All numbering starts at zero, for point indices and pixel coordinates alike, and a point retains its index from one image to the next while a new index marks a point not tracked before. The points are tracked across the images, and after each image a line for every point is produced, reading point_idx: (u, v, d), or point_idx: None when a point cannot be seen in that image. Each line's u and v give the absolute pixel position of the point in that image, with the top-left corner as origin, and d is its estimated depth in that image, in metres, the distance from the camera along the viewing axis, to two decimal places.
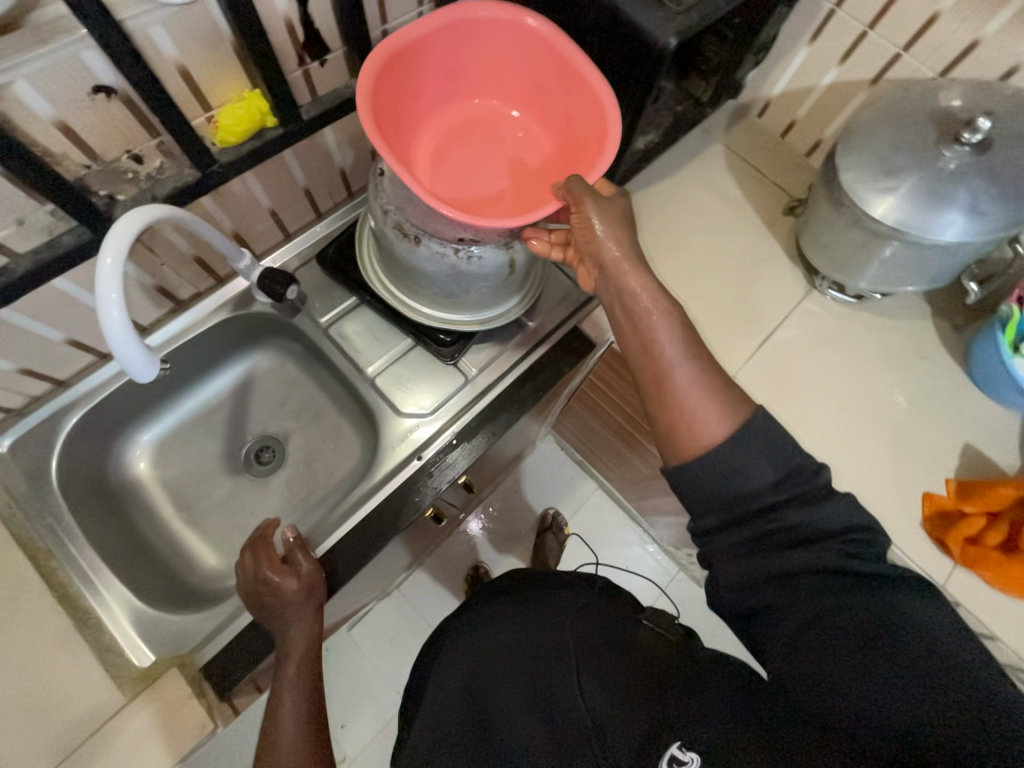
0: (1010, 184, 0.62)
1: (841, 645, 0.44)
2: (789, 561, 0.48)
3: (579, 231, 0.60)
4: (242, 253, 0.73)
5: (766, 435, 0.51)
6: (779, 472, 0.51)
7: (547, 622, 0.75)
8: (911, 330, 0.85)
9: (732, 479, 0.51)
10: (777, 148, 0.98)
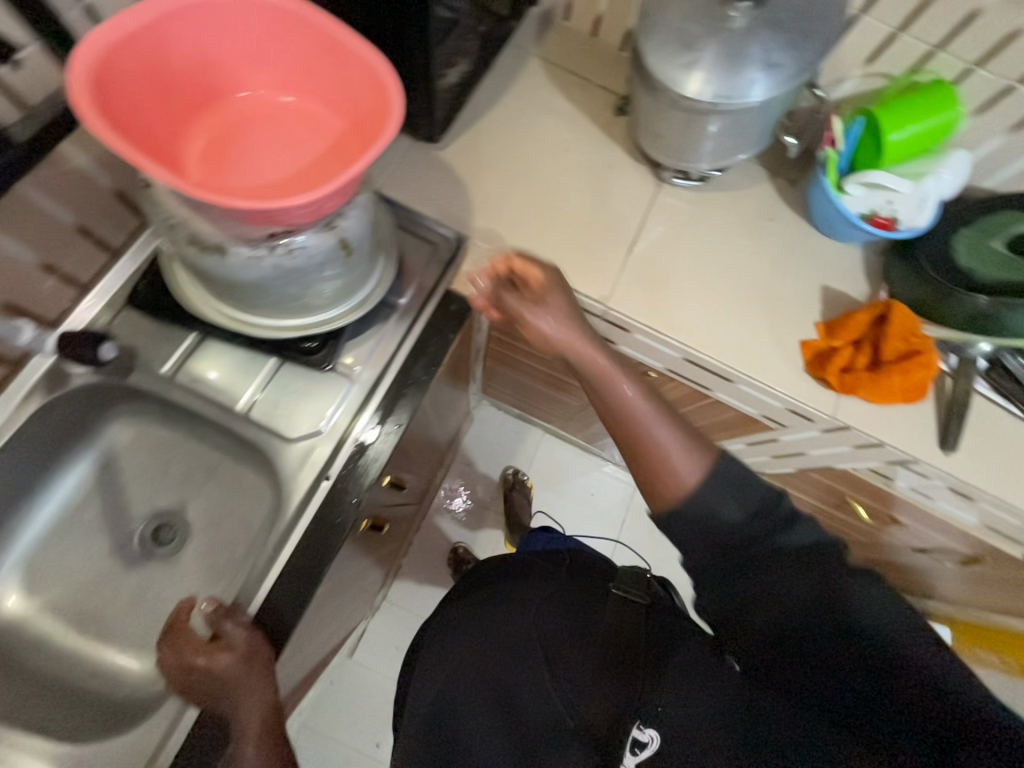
0: (791, 31, 0.64)
1: (812, 649, 0.54)
2: (766, 577, 0.55)
3: (531, 337, 0.67)
4: (19, 327, 0.65)
5: (736, 477, 0.57)
6: (753, 508, 0.56)
7: (511, 619, 0.79)
8: (755, 196, 0.90)
9: (711, 528, 0.56)
10: (592, 48, 0.95)
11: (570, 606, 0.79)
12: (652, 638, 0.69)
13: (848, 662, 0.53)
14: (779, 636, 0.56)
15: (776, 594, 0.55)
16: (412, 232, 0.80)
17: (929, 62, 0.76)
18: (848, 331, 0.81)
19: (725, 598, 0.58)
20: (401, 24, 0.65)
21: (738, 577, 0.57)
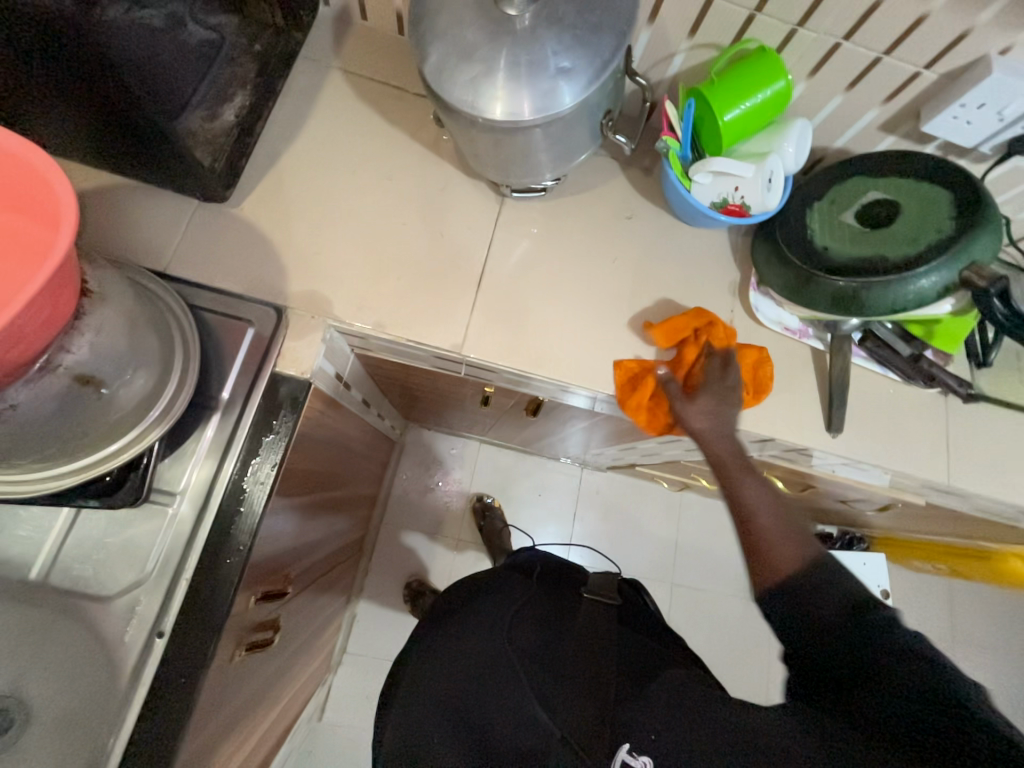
0: (580, 25, 0.55)
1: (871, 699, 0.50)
2: (859, 675, 0.51)
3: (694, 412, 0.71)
4: None
5: (836, 577, 0.56)
6: (854, 612, 0.53)
7: (492, 637, 0.77)
8: (610, 193, 0.82)
9: (803, 608, 0.55)
10: (403, 49, 0.82)
11: (544, 608, 0.84)
12: (624, 656, 0.76)
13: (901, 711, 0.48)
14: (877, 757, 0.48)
15: (862, 685, 0.51)
16: (221, 312, 0.68)
17: (750, 28, 0.69)
18: (674, 341, 0.75)
19: (814, 679, 0.55)
20: (102, 81, 0.51)
21: (819, 655, 0.54)
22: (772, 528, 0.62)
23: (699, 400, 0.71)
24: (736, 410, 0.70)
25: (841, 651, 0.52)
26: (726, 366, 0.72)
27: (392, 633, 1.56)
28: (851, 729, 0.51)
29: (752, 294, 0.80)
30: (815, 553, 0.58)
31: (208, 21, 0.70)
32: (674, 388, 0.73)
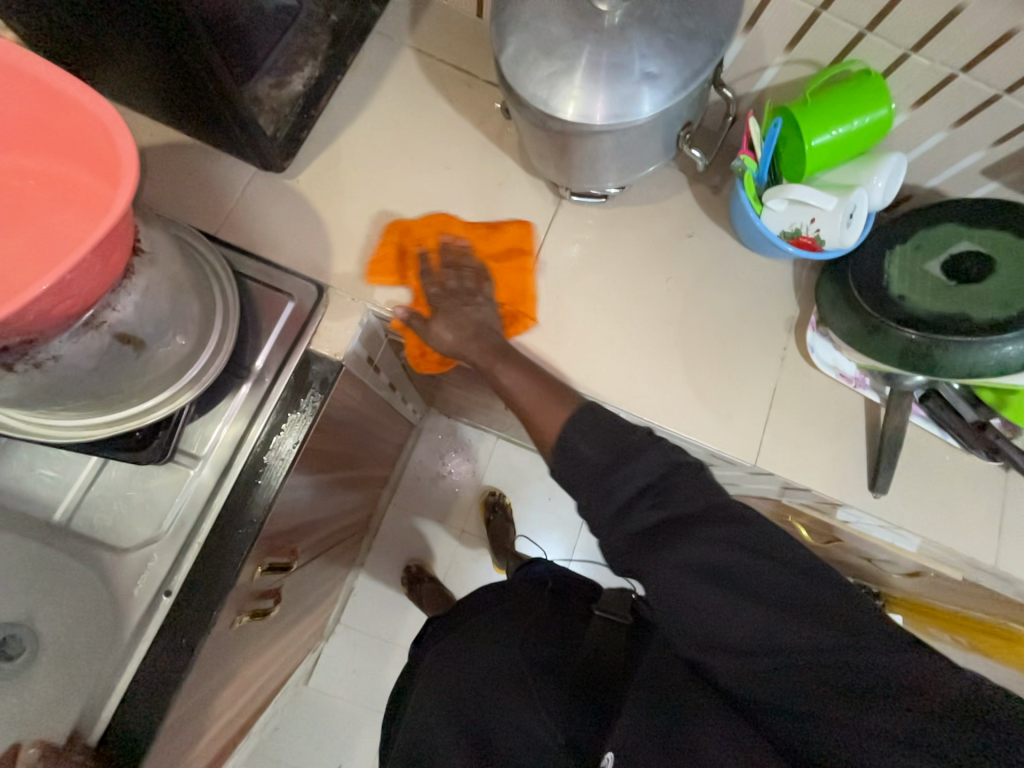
0: (674, 29, 0.50)
1: (718, 597, 0.47)
2: (669, 539, 0.50)
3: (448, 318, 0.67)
4: None
5: (598, 422, 0.55)
6: (645, 478, 0.52)
7: (498, 640, 0.77)
8: (673, 209, 0.78)
9: (569, 463, 0.54)
10: (479, 33, 0.79)
11: (551, 625, 0.80)
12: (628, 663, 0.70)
13: (750, 604, 0.47)
14: (713, 616, 0.47)
15: (685, 578, 0.48)
16: (263, 282, 0.67)
17: (857, 49, 0.63)
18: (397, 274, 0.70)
19: (635, 568, 0.51)
20: (179, 40, 0.51)
21: (631, 540, 0.51)
22: (524, 395, 0.61)
23: (439, 321, 0.67)
24: (483, 303, 0.68)
25: (640, 523, 0.50)
26: (455, 264, 0.69)
27: (386, 611, 1.58)
28: (680, 600, 0.48)
29: (810, 333, 0.75)
30: (573, 405, 0.58)
31: None
32: (415, 323, 0.68)
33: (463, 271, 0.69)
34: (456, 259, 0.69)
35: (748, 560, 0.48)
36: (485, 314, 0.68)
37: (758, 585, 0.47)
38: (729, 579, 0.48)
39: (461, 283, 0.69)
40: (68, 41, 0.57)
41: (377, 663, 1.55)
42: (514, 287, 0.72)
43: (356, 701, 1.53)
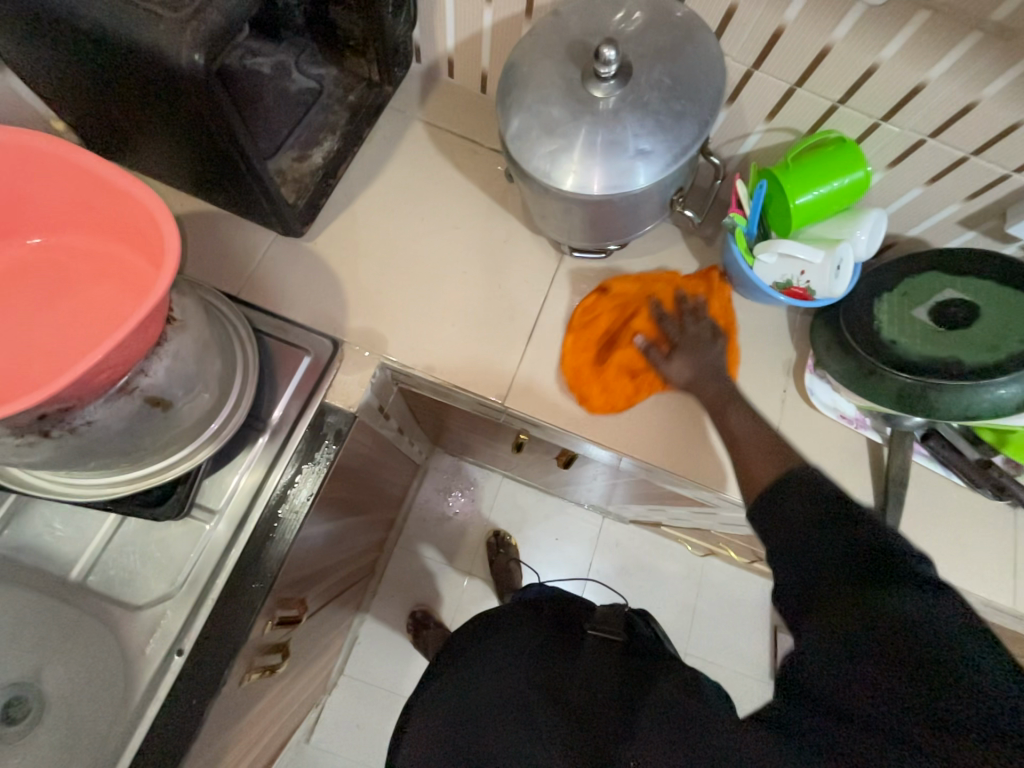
0: (664, 111, 0.55)
1: (853, 628, 0.43)
2: (825, 567, 0.48)
3: (692, 355, 0.71)
4: None
5: (812, 482, 0.53)
6: (825, 510, 0.50)
7: (512, 656, 0.77)
8: (669, 261, 0.82)
9: (778, 514, 0.53)
10: (482, 107, 0.86)
11: (550, 646, 0.80)
12: (628, 679, 0.71)
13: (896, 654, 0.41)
14: (839, 677, 0.43)
15: (838, 593, 0.46)
16: (280, 338, 0.71)
17: (832, 118, 0.69)
18: (628, 314, 0.75)
19: (790, 590, 0.50)
20: (215, 128, 0.53)
21: (793, 563, 0.50)
22: (750, 440, 0.62)
23: (677, 357, 0.71)
24: (719, 347, 0.71)
25: (802, 554, 0.49)
26: (697, 312, 0.73)
27: (392, 661, 1.53)
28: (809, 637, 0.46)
29: (808, 376, 0.77)
30: (793, 462, 0.57)
31: (311, 72, 0.76)
32: (656, 353, 0.71)
33: (701, 317, 0.73)
34: (692, 305, 0.73)
35: (906, 630, 0.41)
36: (717, 357, 0.71)
37: (900, 658, 0.41)
38: (869, 634, 0.42)
39: (698, 328, 0.72)
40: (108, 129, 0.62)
41: (382, 717, 1.49)
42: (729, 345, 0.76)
43: (359, 758, 1.46)
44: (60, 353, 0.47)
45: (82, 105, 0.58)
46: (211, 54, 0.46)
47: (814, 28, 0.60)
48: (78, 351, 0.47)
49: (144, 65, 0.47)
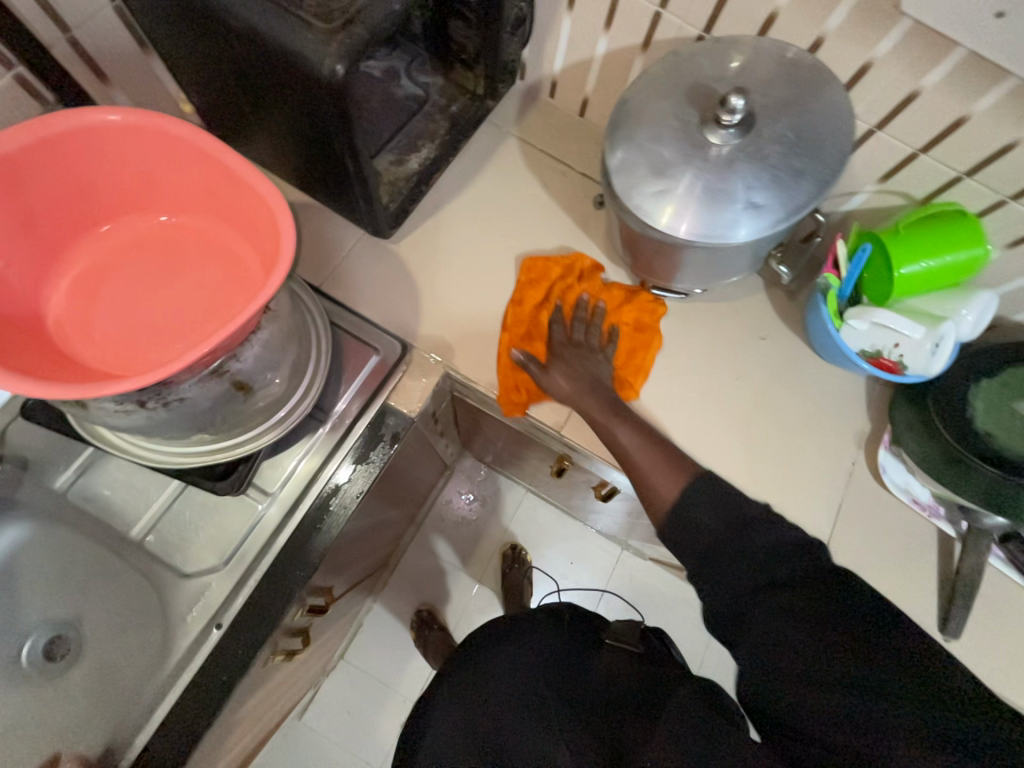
0: (783, 167, 0.54)
1: (793, 621, 0.46)
2: (739, 565, 0.50)
3: (571, 365, 0.72)
4: None
5: (718, 493, 0.55)
6: (733, 517, 0.52)
7: (531, 661, 0.74)
8: (747, 310, 0.80)
9: (684, 525, 0.54)
10: (578, 131, 0.86)
11: (568, 646, 0.79)
12: (648, 696, 0.67)
13: (828, 636, 0.44)
14: (794, 670, 0.44)
15: (761, 588, 0.48)
16: (353, 333, 0.72)
17: (952, 189, 0.65)
18: (522, 323, 0.76)
19: (717, 602, 0.50)
20: (334, 133, 0.55)
21: (715, 573, 0.51)
22: (639, 455, 0.64)
23: (557, 368, 0.72)
24: (604, 359, 0.74)
25: (727, 561, 0.50)
26: (587, 323, 0.74)
27: (392, 655, 1.52)
28: (762, 639, 0.46)
29: (880, 452, 0.73)
30: (691, 474, 0.59)
31: (420, 80, 0.78)
32: (534, 365, 0.72)
33: (593, 327, 0.74)
34: (589, 313, 0.75)
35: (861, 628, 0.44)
36: (600, 369, 0.73)
37: (862, 662, 0.43)
38: (806, 621, 0.45)
39: (588, 338, 0.74)
40: (225, 113, 0.64)
41: (375, 709, 1.48)
42: (632, 356, 0.76)
43: (342, 747, 1.45)
44: (160, 330, 0.49)
45: (212, 93, 0.61)
46: (351, 65, 0.47)
47: (955, 97, 0.57)
48: (181, 333, 0.49)
49: (285, 69, 0.49)
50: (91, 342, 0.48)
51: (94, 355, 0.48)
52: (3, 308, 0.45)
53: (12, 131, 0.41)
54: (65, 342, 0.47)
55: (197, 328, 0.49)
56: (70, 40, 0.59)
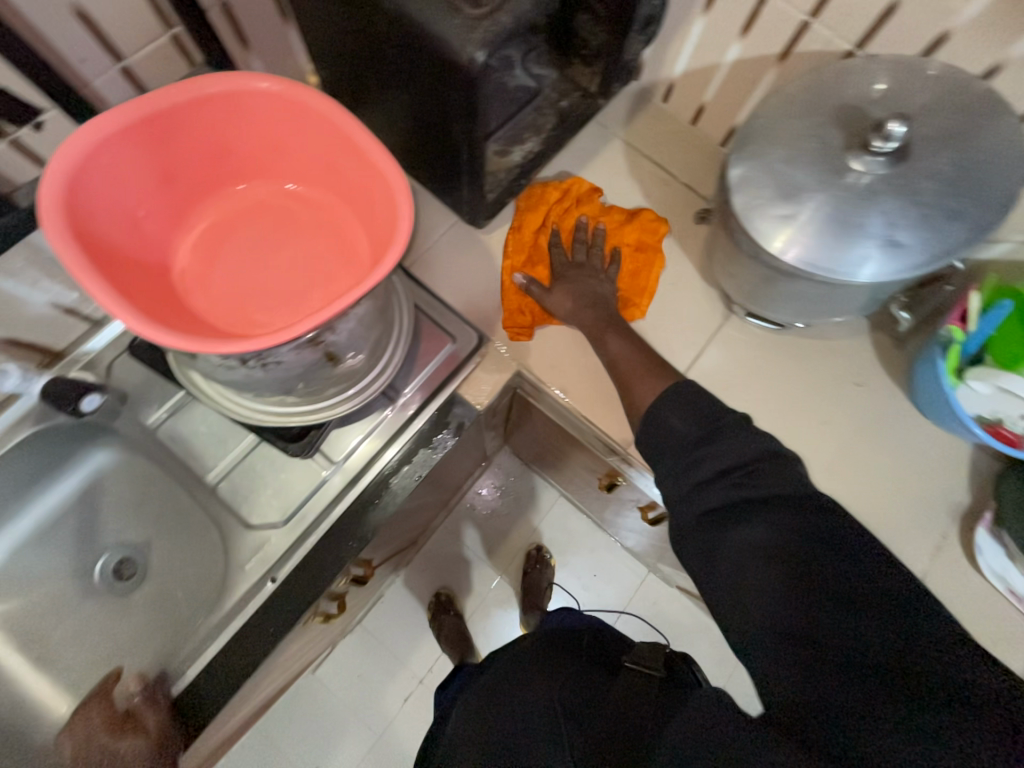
0: (934, 205, 0.49)
1: (762, 544, 0.46)
2: (709, 480, 0.51)
3: (568, 281, 0.74)
4: (6, 370, 0.62)
5: (688, 398, 0.56)
6: (706, 427, 0.53)
7: (545, 681, 0.71)
8: (845, 352, 0.74)
9: (656, 432, 0.56)
10: (686, 139, 0.82)
11: (584, 671, 0.74)
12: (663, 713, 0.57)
13: (793, 554, 0.45)
14: (761, 589, 0.44)
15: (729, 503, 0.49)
16: (432, 318, 0.72)
17: None
18: (523, 251, 0.77)
19: (688, 522, 0.51)
20: (455, 120, 0.54)
21: (686, 489, 0.52)
22: (629, 363, 0.66)
23: (560, 289, 0.73)
24: (606, 279, 0.74)
25: (696, 475, 0.51)
26: (590, 246, 0.75)
27: (407, 632, 1.53)
28: (730, 551, 0.47)
29: (979, 532, 0.65)
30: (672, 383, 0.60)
31: (533, 72, 0.68)
32: (537, 286, 0.73)
33: (594, 248, 0.75)
34: (589, 235, 0.76)
35: (818, 529, 0.46)
36: (601, 287, 0.73)
37: (824, 577, 0.44)
38: (772, 538, 0.46)
39: (590, 260, 0.75)
40: (347, 86, 0.64)
41: (383, 680, 1.49)
42: (636, 277, 0.76)
43: (348, 712, 1.46)
44: (267, 293, 0.51)
45: (341, 66, 0.62)
46: (490, 53, 0.47)
47: None
48: (286, 300, 0.51)
49: (425, 54, 0.49)
50: (206, 296, 0.51)
51: (206, 308, 0.51)
52: (138, 254, 0.48)
53: (171, 88, 0.43)
54: (185, 294, 0.50)
55: (300, 297, 0.51)
56: (223, 7, 0.61)
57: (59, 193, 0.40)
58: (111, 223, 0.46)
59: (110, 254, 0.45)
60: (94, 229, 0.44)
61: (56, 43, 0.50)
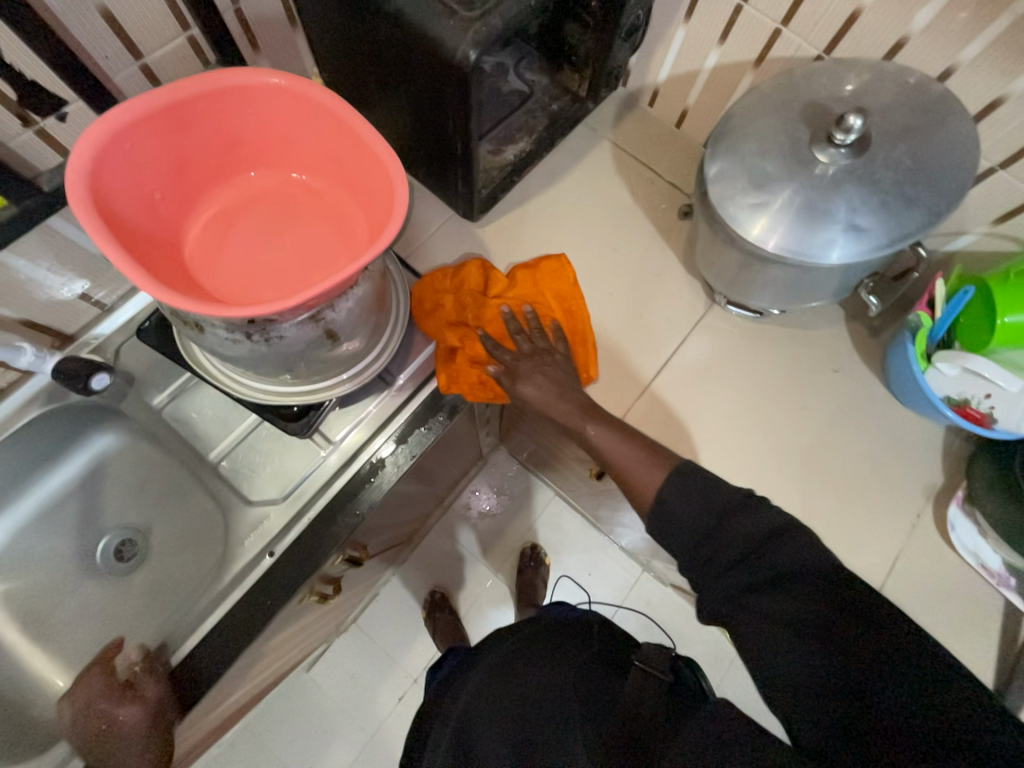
0: (892, 192, 0.53)
1: (790, 618, 0.45)
2: (721, 556, 0.51)
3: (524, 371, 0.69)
4: (21, 349, 0.64)
5: (693, 485, 0.54)
6: (712, 512, 0.53)
7: (556, 674, 0.72)
8: (822, 340, 0.77)
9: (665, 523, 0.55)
10: (671, 141, 0.86)
11: (589, 664, 0.74)
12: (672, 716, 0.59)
13: (824, 631, 0.44)
14: (795, 667, 0.44)
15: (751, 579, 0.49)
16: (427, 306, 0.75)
17: None
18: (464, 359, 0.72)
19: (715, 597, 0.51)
20: (450, 115, 0.58)
21: (702, 564, 0.52)
22: (620, 455, 0.62)
23: (521, 382, 0.68)
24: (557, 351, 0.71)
25: (709, 553, 0.52)
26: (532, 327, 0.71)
27: (401, 631, 1.53)
28: (759, 629, 0.46)
29: (952, 509, 0.69)
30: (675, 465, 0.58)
31: (526, 77, 0.78)
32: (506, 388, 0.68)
33: (533, 327, 0.71)
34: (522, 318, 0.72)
35: (847, 601, 0.44)
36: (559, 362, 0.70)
37: (859, 653, 0.42)
38: (800, 612, 0.45)
39: (535, 343, 0.70)
40: (350, 86, 0.69)
41: (376, 680, 1.49)
42: (578, 334, 0.75)
43: (343, 713, 1.46)
44: (270, 273, 0.54)
45: (345, 67, 0.66)
46: (482, 52, 0.50)
47: None
48: (287, 280, 0.54)
49: (421, 52, 0.53)
50: (212, 275, 0.54)
51: (213, 284, 0.54)
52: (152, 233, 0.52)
53: (194, 80, 0.47)
54: (194, 271, 0.54)
55: (300, 278, 0.54)
56: (236, 11, 0.66)
57: (84, 169, 0.44)
58: (129, 202, 0.49)
59: (124, 229, 0.48)
60: (112, 205, 0.47)
61: (81, 38, 0.54)
